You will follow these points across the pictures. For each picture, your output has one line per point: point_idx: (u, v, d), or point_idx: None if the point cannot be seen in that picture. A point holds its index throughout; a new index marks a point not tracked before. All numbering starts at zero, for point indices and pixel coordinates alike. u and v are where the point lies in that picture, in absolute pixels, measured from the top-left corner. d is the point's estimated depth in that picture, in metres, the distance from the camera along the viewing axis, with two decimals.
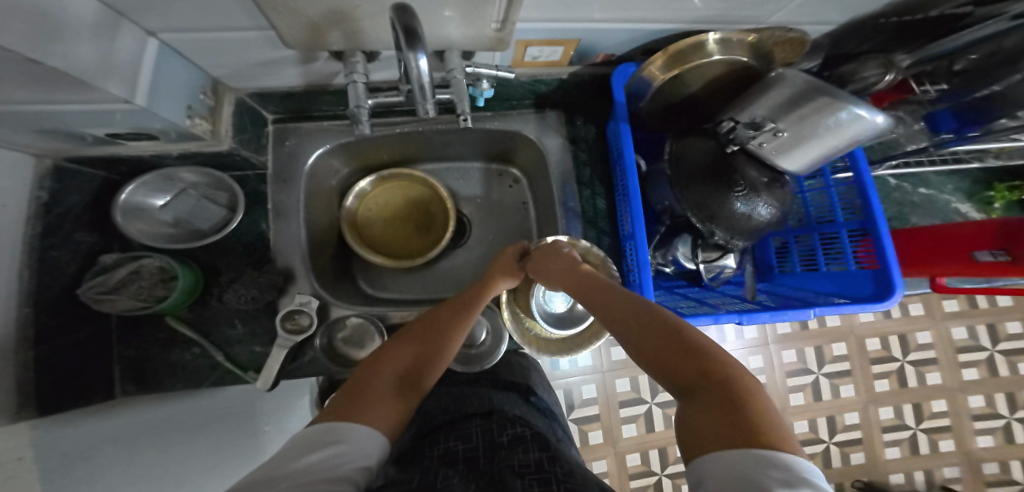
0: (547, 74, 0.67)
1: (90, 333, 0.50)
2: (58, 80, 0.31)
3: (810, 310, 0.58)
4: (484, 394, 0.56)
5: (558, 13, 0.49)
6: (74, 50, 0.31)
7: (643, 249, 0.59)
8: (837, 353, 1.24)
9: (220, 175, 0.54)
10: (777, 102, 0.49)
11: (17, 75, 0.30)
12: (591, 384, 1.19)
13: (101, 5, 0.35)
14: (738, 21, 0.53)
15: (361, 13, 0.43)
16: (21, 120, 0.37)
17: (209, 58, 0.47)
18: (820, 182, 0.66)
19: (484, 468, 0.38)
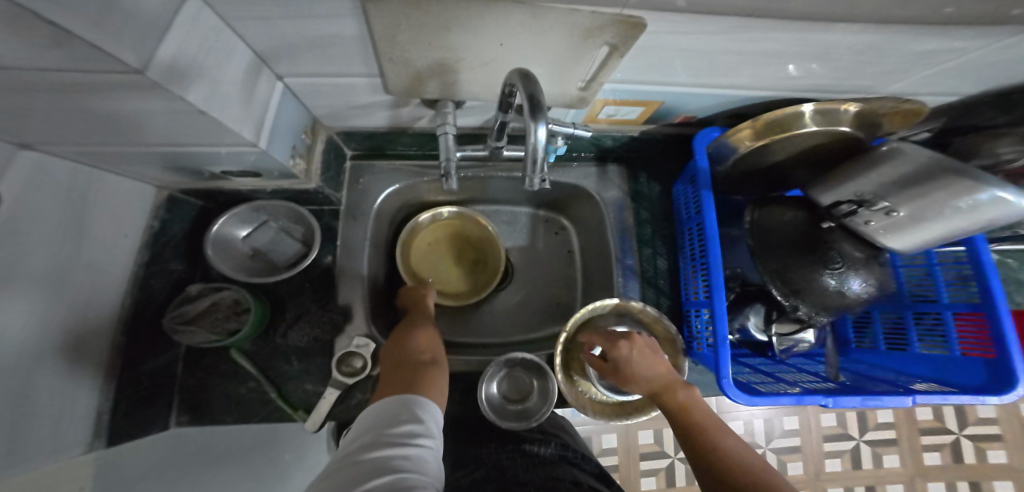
0: (618, 130, 0.67)
1: (158, 359, 0.51)
2: (205, 123, 0.34)
3: (908, 397, 0.49)
4: (545, 461, 0.48)
5: (650, 75, 0.49)
6: (227, 96, 0.35)
7: (722, 324, 0.52)
8: (881, 420, 1.15)
9: (301, 209, 0.55)
10: (887, 178, 0.46)
11: (167, 115, 0.32)
12: (613, 433, 1.09)
13: (253, 54, 0.39)
14: (839, 90, 0.52)
15: (461, 66, 0.46)
16: (160, 155, 0.41)
17: (315, 100, 0.50)
18: (920, 258, 0.59)
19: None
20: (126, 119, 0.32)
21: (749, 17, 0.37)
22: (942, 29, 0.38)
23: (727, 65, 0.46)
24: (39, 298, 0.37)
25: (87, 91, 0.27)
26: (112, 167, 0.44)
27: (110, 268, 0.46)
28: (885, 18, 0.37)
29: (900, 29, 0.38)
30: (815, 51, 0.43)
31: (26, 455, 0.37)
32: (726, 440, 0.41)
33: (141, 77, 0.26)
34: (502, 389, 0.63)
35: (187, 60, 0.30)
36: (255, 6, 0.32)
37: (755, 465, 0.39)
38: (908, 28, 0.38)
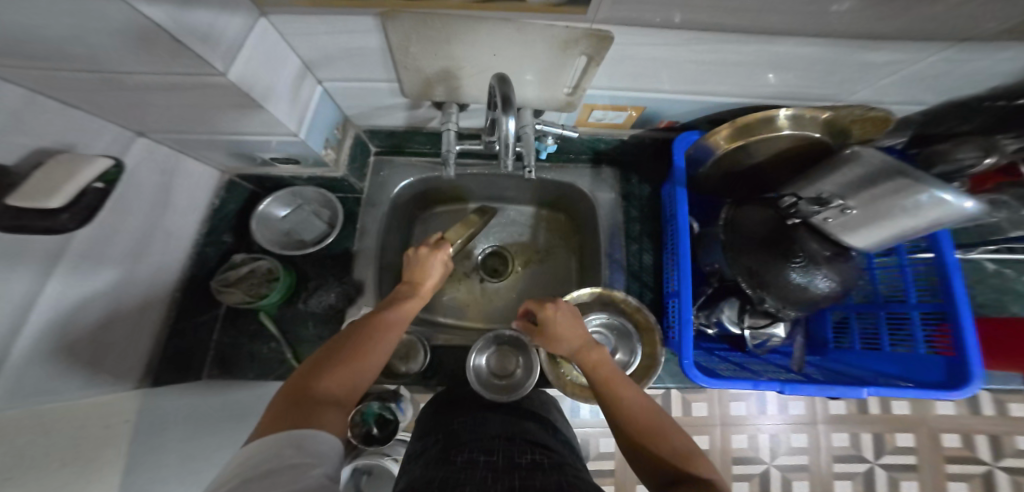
0: (608, 134, 0.72)
1: (200, 314, 0.60)
2: (260, 116, 0.44)
3: (863, 389, 0.52)
4: (504, 418, 0.55)
5: (630, 83, 0.54)
6: (280, 98, 0.45)
7: (687, 308, 0.57)
8: (900, 444, 1.10)
9: (331, 196, 0.66)
10: (848, 180, 0.50)
11: (229, 107, 0.42)
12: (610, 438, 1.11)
13: (301, 63, 0.49)
14: (812, 98, 0.56)
15: (463, 73, 0.54)
16: (222, 143, 0.51)
17: (348, 101, 0.60)
18: (893, 259, 0.62)
19: (513, 473, 0.39)
20: (195, 109, 0.42)
21: (707, 31, 0.42)
22: (880, 42, 0.42)
23: (704, 74, 0.51)
24: (127, 253, 0.47)
25: (183, 88, 0.38)
26: (193, 153, 0.55)
27: (178, 239, 0.56)
28: (835, 32, 0.41)
29: (846, 43, 0.43)
30: (781, 62, 0.47)
31: (97, 373, 0.45)
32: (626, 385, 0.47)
33: (223, 78, 0.35)
34: (491, 364, 0.70)
35: (251, 70, 0.39)
36: (305, 24, 0.42)
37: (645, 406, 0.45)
38: (839, 42, 0.43)
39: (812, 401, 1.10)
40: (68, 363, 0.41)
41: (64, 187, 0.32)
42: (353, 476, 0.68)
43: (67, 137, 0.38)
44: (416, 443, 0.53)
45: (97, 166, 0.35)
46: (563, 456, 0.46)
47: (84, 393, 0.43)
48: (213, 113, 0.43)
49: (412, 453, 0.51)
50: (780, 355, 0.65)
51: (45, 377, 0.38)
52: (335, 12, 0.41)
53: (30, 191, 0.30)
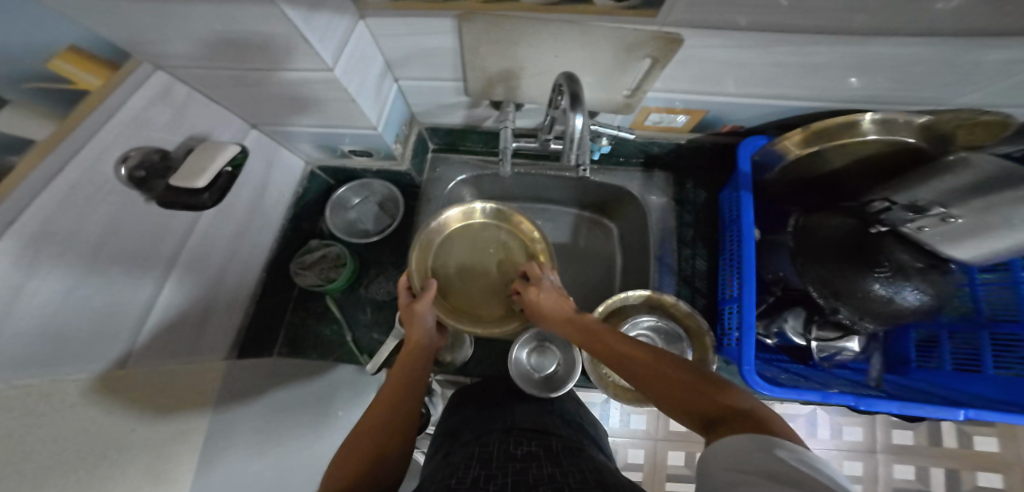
0: (665, 137, 0.70)
1: (280, 296, 0.66)
2: (350, 110, 0.49)
3: (960, 411, 0.48)
4: (509, 410, 0.57)
5: (690, 85, 0.53)
6: (368, 96, 0.49)
7: (750, 313, 0.55)
8: (982, 482, 1.02)
9: (396, 190, 0.71)
10: (954, 185, 0.46)
11: (327, 101, 0.46)
12: (640, 449, 1.08)
13: (384, 62, 0.54)
14: (903, 103, 0.52)
15: (524, 73, 0.56)
16: (315, 136, 0.58)
17: (418, 99, 0.64)
18: (1005, 276, 0.56)
19: (506, 471, 0.39)
20: (297, 103, 0.47)
21: (794, 33, 0.40)
22: (997, 40, 0.38)
23: (775, 78, 0.49)
24: (232, 233, 0.53)
25: (297, 84, 0.42)
26: (289, 144, 0.61)
27: (267, 227, 0.61)
28: (947, 30, 0.38)
29: (953, 43, 0.39)
30: (869, 64, 0.44)
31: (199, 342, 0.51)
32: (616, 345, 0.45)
33: (328, 73, 0.40)
34: (532, 359, 0.71)
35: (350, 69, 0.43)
36: (395, 27, 0.47)
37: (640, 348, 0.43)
38: (943, 41, 0.39)
39: (871, 428, 1.04)
40: (178, 325, 0.47)
41: (207, 170, 0.36)
42: None
43: (198, 130, 0.44)
44: (439, 439, 0.56)
45: (230, 150, 0.39)
46: (564, 441, 0.49)
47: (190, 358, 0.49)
48: (319, 109, 0.49)
49: (434, 447, 0.55)
50: (849, 370, 0.62)
51: (159, 345, 0.43)
52: (420, 14, 0.45)
53: (187, 172, 0.36)
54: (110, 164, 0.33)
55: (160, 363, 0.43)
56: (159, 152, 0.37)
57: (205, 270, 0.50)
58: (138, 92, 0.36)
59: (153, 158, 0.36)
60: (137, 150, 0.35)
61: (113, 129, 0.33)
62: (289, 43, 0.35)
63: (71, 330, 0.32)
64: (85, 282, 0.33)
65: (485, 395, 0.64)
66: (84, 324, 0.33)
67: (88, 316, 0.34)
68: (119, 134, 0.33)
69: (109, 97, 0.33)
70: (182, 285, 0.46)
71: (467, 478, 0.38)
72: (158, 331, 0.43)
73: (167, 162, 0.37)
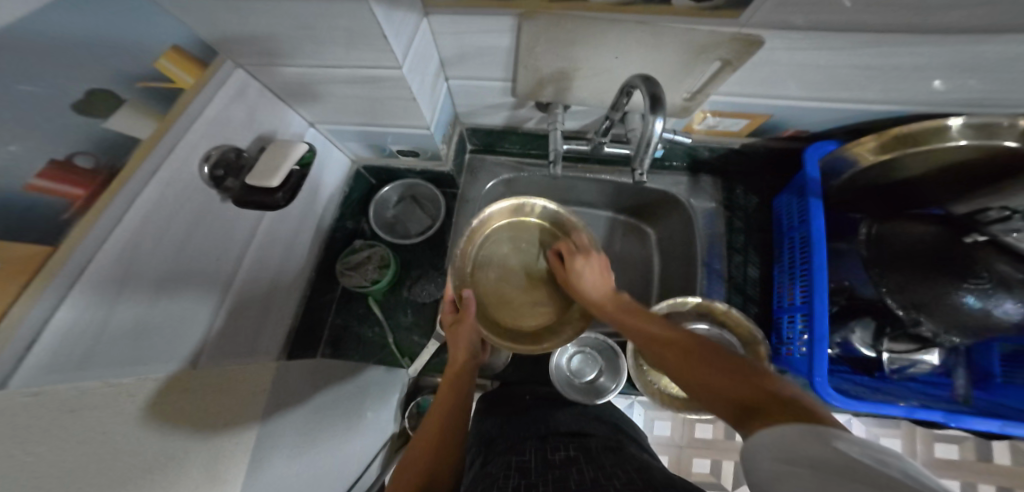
0: (719, 141, 0.67)
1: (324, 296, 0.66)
2: (409, 108, 0.47)
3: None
4: (546, 416, 0.56)
5: (755, 89, 0.51)
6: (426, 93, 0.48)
7: (821, 323, 0.52)
8: None
9: (438, 192, 0.70)
10: None
11: (389, 100, 0.45)
12: (663, 457, 1.01)
13: (439, 60, 0.53)
14: (997, 107, 0.48)
15: (578, 74, 0.54)
16: (367, 135, 0.57)
17: (465, 99, 0.63)
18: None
19: (546, 479, 0.38)
20: (357, 101, 0.46)
21: (891, 32, 0.38)
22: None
23: (852, 81, 0.46)
24: (287, 233, 0.53)
25: (363, 81, 0.41)
26: (340, 143, 0.60)
27: (314, 227, 0.61)
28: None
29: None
30: (965, 65, 0.41)
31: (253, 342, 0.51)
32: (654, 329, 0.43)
33: (396, 71, 0.39)
34: (573, 364, 0.70)
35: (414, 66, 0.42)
36: (455, 23, 0.45)
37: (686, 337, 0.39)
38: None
39: (912, 441, 0.99)
40: (240, 325, 0.46)
41: (280, 169, 0.37)
42: None
43: (264, 130, 0.44)
44: (472, 444, 0.55)
45: (300, 148, 0.39)
46: (605, 442, 0.48)
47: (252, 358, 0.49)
48: (377, 107, 0.48)
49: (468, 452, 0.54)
50: (922, 383, 0.58)
51: (224, 345, 0.43)
52: (482, 12, 0.43)
53: (261, 172, 0.37)
54: (195, 163, 0.34)
55: (222, 363, 0.42)
56: (235, 150, 0.38)
57: (265, 269, 0.49)
58: (222, 90, 0.37)
59: (230, 156, 0.37)
60: (217, 150, 0.36)
61: (199, 128, 0.34)
62: (359, 34, 0.33)
63: (149, 328, 0.32)
64: (170, 281, 0.34)
65: (515, 400, 0.62)
66: (164, 321, 0.34)
67: (167, 313, 0.34)
68: (204, 131, 0.35)
69: (196, 97, 0.34)
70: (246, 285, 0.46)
71: (509, 488, 0.36)
72: (228, 330, 0.44)
73: (241, 161, 0.38)
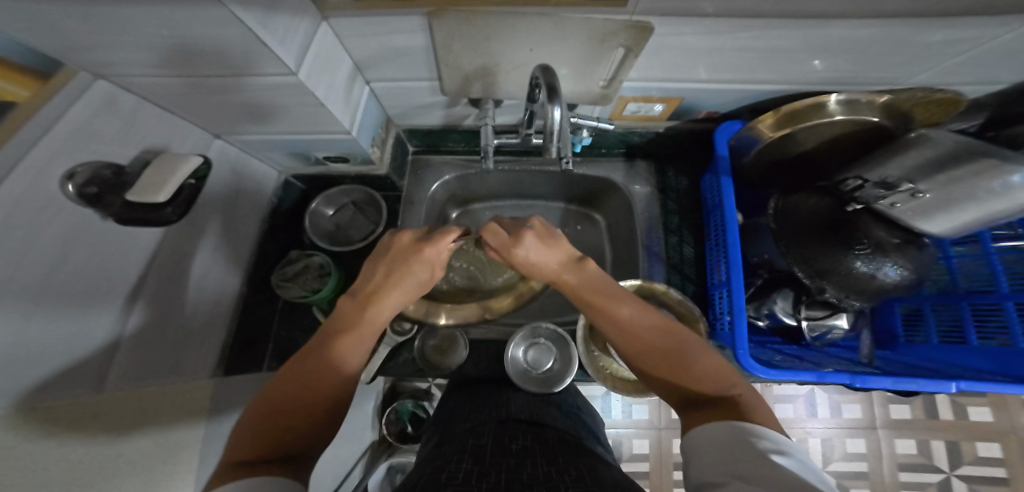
0: (643, 127, 0.70)
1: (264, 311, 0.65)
2: (323, 115, 0.47)
3: (952, 383, 0.55)
4: (505, 402, 0.57)
5: (663, 73, 0.53)
6: (337, 98, 0.47)
7: (739, 297, 0.57)
8: (981, 453, 1.07)
9: (376, 193, 0.71)
10: (917, 162, 0.48)
11: (300, 107, 0.45)
12: (644, 439, 1.12)
13: (353, 64, 0.52)
14: (870, 82, 0.52)
15: (500, 69, 0.54)
16: (287, 142, 0.56)
17: (391, 101, 0.63)
18: (976, 248, 0.63)
19: (500, 468, 0.39)
20: (266, 110, 0.46)
21: (761, 16, 0.40)
22: (956, 18, 0.38)
23: (740, 64, 0.49)
24: (202, 250, 0.53)
25: (266, 90, 0.41)
26: (259, 155, 0.61)
27: (237, 238, 0.60)
28: (906, 8, 0.38)
29: (912, 20, 0.39)
30: (830, 46, 0.44)
31: (178, 370, 0.49)
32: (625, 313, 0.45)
33: (293, 77, 0.38)
34: (528, 357, 0.71)
35: (315, 73, 0.41)
36: (357, 26, 0.44)
37: (652, 324, 0.45)
38: (904, 19, 0.39)
39: (869, 405, 1.07)
40: (158, 346, 0.46)
41: (167, 183, 0.37)
42: (387, 474, 0.77)
43: (152, 142, 0.43)
44: (429, 430, 0.57)
45: (192, 162, 0.39)
46: (561, 434, 0.49)
47: (173, 378, 0.48)
48: (296, 116, 0.48)
49: (423, 447, 0.53)
50: (841, 348, 0.69)
51: (132, 371, 0.42)
52: (383, 13, 0.43)
53: (144, 187, 0.36)
54: (55, 181, 0.32)
55: (132, 388, 0.41)
56: (110, 168, 0.36)
57: (172, 288, 0.48)
58: (79, 102, 0.34)
59: (103, 174, 0.35)
60: (84, 167, 0.34)
61: (54, 142, 0.31)
62: (243, 47, 0.33)
63: (30, 357, 0.31)
64: (49, 301, 0.32)
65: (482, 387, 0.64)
66: (50, 351, 0.33)
67: (55, 337, 0.33)
68: (60, 146, 0.32)
69: (44, 109, 0.31)
70: (148, 311, 0.45)
71: (458, 474, 0.37)
72: (135, 351, 0.43)
73: (120, 178, 0.37)
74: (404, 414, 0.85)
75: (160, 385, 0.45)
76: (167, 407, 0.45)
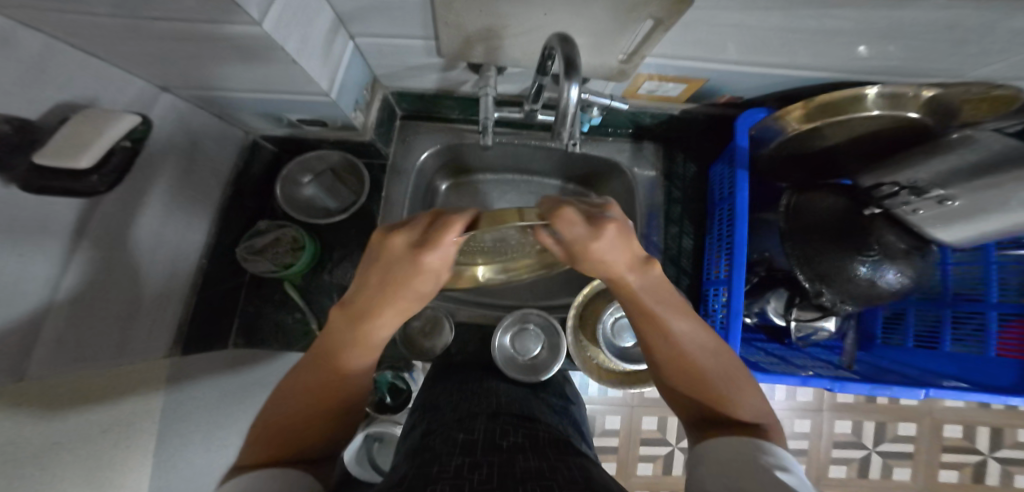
0: (658, 107, 0.64)
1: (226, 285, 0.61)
2: (294, 74, 0.40)
3: (921, 389, 0.57)
4: (494, 393, 0.56)
5: (690, 51, 0.47)
6: (312, 55, 0.40)
7: (738, 298, 0.56)
8: (901, 433, 1.16)
9: (356, 161, 0.65)
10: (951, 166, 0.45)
11: (259, 62, 0.38)
12: (616, 415, 1.16)
13: (335, 15, 0.44)
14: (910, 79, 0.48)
15: (507, 32, 0.46)
16: (257, 103, 0.49)
17: (377, 59, 0.55)
18: (977, 256, 0.63)
19: (492, 462, 0.37)
20: (214, 60, 0.38)
21: None
22: None
23: (781, 44, 0.43)
24: (149, 221, 0.46)
25: (219, 39, 0.34)
26: (221, 112, 0.53)
27: (190, 205, 0.53)
28: None
29: (995, 10, 0.34)
30: (886, 32, 0.39)
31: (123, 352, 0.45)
32: (683, 328, 0.39)
33: (258, 28, 0.31)
34: (515, 343, 0.69)
35: (285, 21, 0.34)
36: None
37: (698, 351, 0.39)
38: (988, 9, 0.33)
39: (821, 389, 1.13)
40: (96, 330, 0.41)
41: (91, 146, 0.28)
42: (365, 442, 0.77)
43: (83, 95, 0.35)
44: (416, 417, 0.55)
45: (127, 121, 0.31)
46: (551, 433, 0.48)
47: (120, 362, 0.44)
48: (256, 69, 0.40)
49: (408, 439, 0.50)
50: (822, 349, 0.70)
51: (64, 358, 0.37)
52: None
53: (60, 148, 0.27)
54: None
55: (63, 372, 0.37)
56: (11, 121, 0.26)
57: (107, 267, 0.41)
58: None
59: (4, 130, 0.25)
60: None
61: None
62: None
63: None
64: None
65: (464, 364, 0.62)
66: None
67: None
68: None
69: None
70: (81, 291, 0.38)
71: (449, 467, 0.35)
72: (65, 335, 0.37)
73: (28, 135, 0.27)
74: (384, 385, 0.83)
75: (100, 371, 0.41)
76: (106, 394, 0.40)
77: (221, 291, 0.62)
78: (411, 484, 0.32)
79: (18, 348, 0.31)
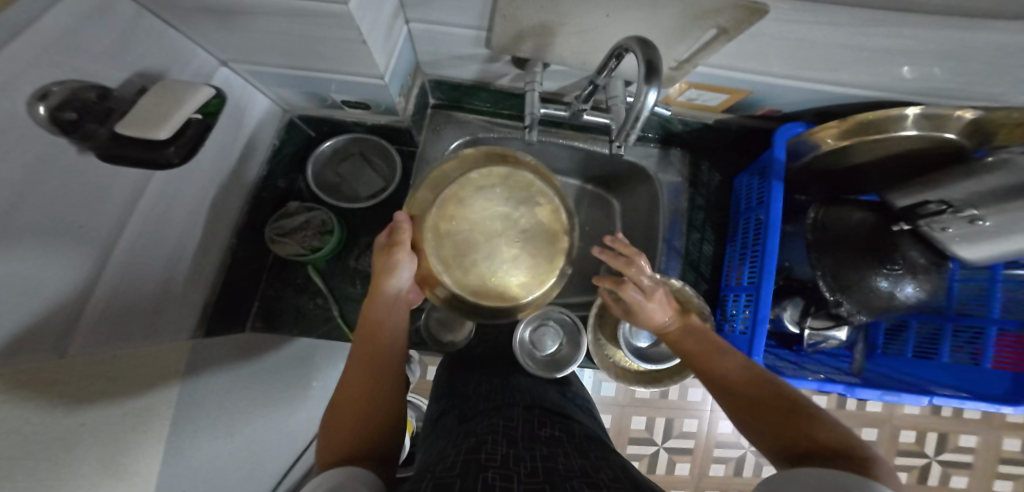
0: (694, 115, 0.66)
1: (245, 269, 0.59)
2: (358, 55, 0.39)
3: (926, 397, 0.60)
4: (522, 387, 0.56)
5: (741, 63, 0.48)
6: (378, 39, 0.39)
7: (764, 306, 0.57)
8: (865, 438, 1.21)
9: (388, 146, 0.64)
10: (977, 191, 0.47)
11: (324, 42, 0.37)
12: (607, 414, 1.18)
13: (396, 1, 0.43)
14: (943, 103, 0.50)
15: (563, 29, 0.46)
16: (303, 81, 0.48)
17: (424, 45, 0.53)
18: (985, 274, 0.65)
19: (534, 454, 0.37)
20: (274, 36, 0.36)
21: (898, 11, 0.35)
22: None
23: (835, 61, 0.44)
24: (187, 198, 0.44)
25: (290, 15, 0.32)
26: (264, 88, 0.51)
27: (227, 185, 0.51)
28: None
29: None
30: (941, 54, 0.40)
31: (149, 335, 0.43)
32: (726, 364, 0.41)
33: (342, 7, 0.30)
34: (533, 337, 0.70)
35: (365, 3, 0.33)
36: None
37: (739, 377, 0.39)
38: None
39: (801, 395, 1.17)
40: (127, 310, 0.39)
41: (167, 121, 0.27)
42: None
43: (150, 63, 0.33)
44: (443, 404, 0.55)
45: (202, 94, 0.29)
46: (578, 428, 0.48)
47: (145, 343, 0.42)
48: (316, 48, 0.38)
49: (437, 426, 0.50)
50: (830, 356, 0.72)
51: (99, 337, 0.35)
52: None
53: (141, 119, 0.27)
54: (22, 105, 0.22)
55: (103, 349, 0.36)
56: (95, 90, 0.26)
57: (144, 245, 0.39)
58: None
59: (88, 96, 0.25)
60: (64, 86, 0.23)
61: (30, 46, 0.21)
62: None
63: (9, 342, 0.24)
64: (28, 258, 0.25)
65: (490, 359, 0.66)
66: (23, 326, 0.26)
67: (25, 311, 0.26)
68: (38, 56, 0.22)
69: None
70: (121, 268, 0.37)
71: (497, 454, 0.35)
72: (100, 313, 0.35)
73: (106, 104, 0.27)
74: None
75: (130, 352, 0.39)
76: (137, 378, 0.39)
77: (241, 275, 0.60)
78: (462, 467, 0.32)
79: (64, 322, 0.30)
